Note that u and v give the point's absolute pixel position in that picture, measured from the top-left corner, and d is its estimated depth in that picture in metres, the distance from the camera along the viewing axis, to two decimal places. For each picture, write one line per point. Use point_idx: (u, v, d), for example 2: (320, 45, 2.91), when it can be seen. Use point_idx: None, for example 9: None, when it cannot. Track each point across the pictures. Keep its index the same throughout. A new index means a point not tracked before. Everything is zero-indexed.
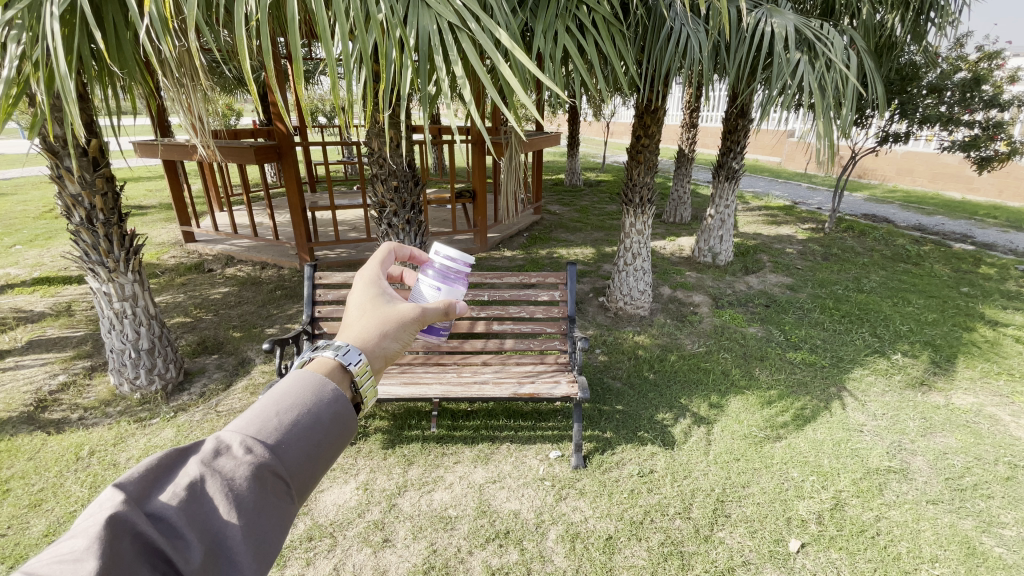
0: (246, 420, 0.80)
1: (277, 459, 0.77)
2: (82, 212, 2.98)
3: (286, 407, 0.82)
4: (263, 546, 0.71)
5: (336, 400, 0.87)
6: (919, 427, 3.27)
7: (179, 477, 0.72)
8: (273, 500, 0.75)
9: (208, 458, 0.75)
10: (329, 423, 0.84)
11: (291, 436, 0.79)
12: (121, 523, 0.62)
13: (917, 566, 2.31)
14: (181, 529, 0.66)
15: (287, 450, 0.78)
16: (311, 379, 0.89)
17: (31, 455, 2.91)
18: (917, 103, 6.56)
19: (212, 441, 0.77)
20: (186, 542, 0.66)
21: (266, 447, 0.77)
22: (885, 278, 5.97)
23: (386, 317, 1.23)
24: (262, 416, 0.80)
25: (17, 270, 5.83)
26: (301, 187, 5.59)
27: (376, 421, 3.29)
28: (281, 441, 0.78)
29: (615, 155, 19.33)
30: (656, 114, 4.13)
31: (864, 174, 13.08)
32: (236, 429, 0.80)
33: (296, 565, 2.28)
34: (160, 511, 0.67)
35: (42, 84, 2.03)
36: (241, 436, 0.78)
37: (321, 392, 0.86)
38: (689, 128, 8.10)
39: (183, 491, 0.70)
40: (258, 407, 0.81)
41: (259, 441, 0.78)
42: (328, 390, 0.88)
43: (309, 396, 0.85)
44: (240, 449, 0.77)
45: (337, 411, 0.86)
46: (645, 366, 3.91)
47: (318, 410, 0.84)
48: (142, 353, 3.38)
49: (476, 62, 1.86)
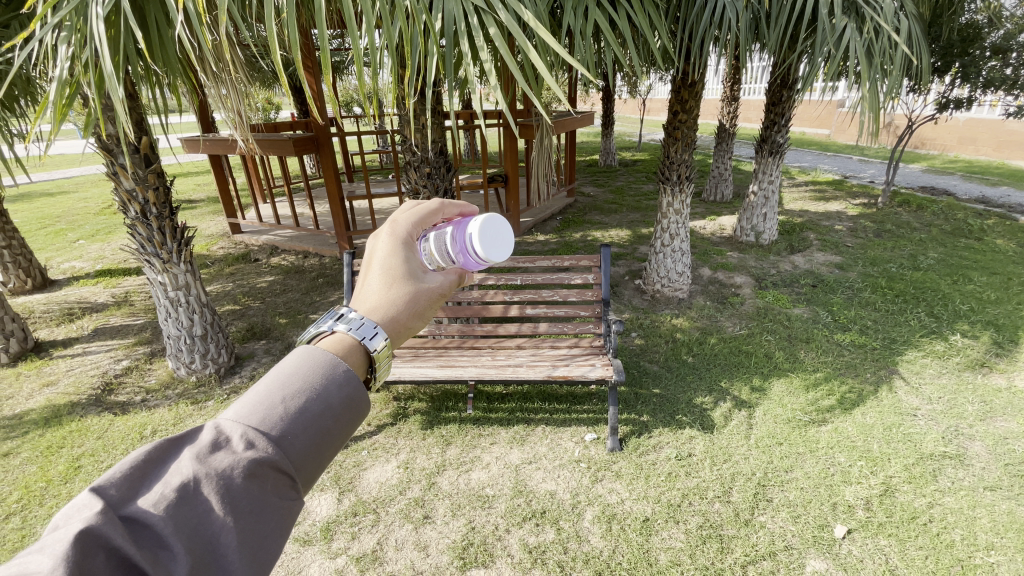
0: (250, 407, 0.74)
1: (279, 452, 0.72)
2: (137, 206, 3.16)
3: (292, 392, 0.76)
4: (262, 551, 0.66)
5: (347, 383, 0.81)
6: (978, 411, 3.09)
7: (168, 476, 0.68)
8: (277, 499, 0.70)
9: (203, 453, 0.71)
10: (342, 409, 0.78)
11: (295, 425, 0.73)
12: (95, 535, 0.58)
13: (971, 553, 2.21)
14: (166, 540, 0.62)
15: (290, 442, 0.72)
16: (326, 359, 0.83)
17: (100, 433, 3.15)
18: (979, 67, 6.01)
19: (209, 431, 0.73)
20: (171, 554, 0.61)
21: (269, 439, 0.72)
22: (945, 254, 5.60)
23: (412, 278, 1.16)
24: (267, 402, 0.74)
25: (82, 263, 6.25)
26: (339, 177, 5.71)
27: (415, 403, 3.39)
28: (285, 432, 0.72)
29: (653, 132, 18.78)
30: (693, 87, 3.95)
31: (922, 143, 12.22)
32: (237, 419, 0.74)
33: (342, 539, 2.40)
34: (143, 517, 0.63)
35: (93, 85, 2.14)
36: (240, 427, 0.73)
37: (334, 372, 0.81)
38: (729, 102, 7.77)
39: (171, 493, 0.66)
40: (260, 394, 0.75)
41: (262, 433, 0.72)
42: (343, 368, 0.82)
43: (316, 378, 0.79)
44: (241, 443, 0.71)
45: (349, 396, 0.80)
46: (683, 349, 3.84)
47: (330, 394, 0.78)
48: (196, 339, 3.58)
49: (502, 46, 1.83)
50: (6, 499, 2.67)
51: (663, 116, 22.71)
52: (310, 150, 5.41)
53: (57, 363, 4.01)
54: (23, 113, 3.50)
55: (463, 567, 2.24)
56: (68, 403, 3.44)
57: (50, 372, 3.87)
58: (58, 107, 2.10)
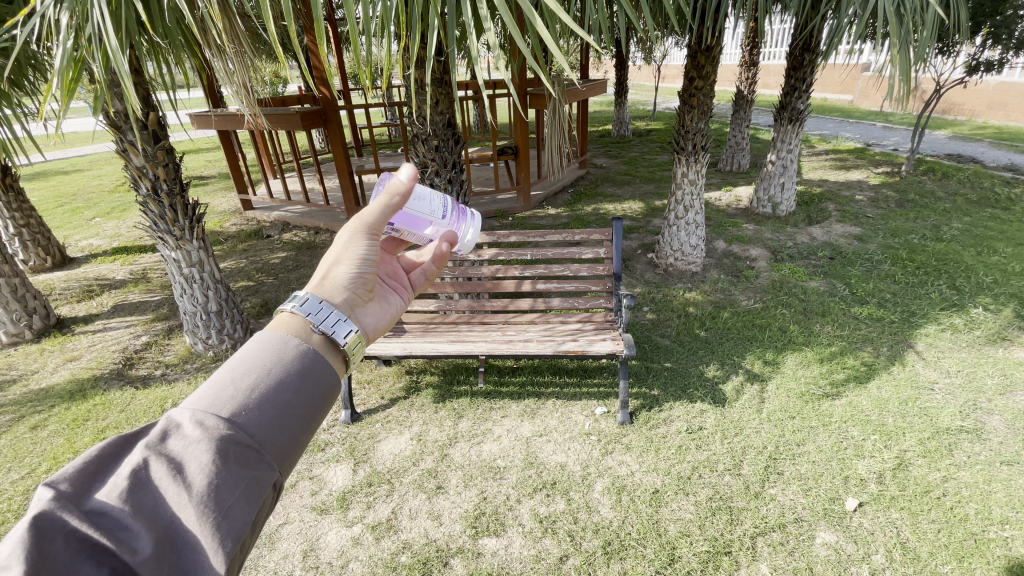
0: (201, 394, 0.82)
1: (236, 428, 0.78)
2: (148, 183, 3.16)
3: (242, 374, 0.84)
4: (229, 520, 0.73)
5: (301, 357, 0.90)
6: (998, 385, 3.03)
7: (123, 466, 0.74)
8: (240, 471, 0.76)
9: (157, 442, 0.77)
10: (296, 383, 0.87)
11: (249, 402, 0.81)
12: (51, 523, 0.64)
13: (985, 527, 2.20)
14: (127, 521, 0.68)
15: (245, 419, 0.80)
16: (274, 341, 0.92)
17: (123, 407, 3.24)
18: (1014, 26, 5.70)
19: (162, 422, 0.79)
20: (133, 535, 0.68)
21: (223, 418, 0.79)
22: (969, 224, 5.42)
23: (335, 251, 1.26)
24: (219, 386, 0.82)
25: (99, 241, 6.35)
26: (347, 151, 5.66)
27: (427, 377, 3.43)
28: (238, 409, 0.80)
29: (666, 101, 18.26)
30: (711, 52, 3.79)
31: (950, 109, 11.72)
32: (190, 408, 0.81)
33: (358, 508, 2.46)
34: (101, 506, 0.69)
35: (98, 61, 2.09)
36: (192, 412, 0.80)
37: (284, 353, 0.90)
38: (747, 67, 7.48)
39: (126, 481, 0.72)
40: (212, 380, 0.83)
41: (215, 413, 0.79)
42: (291, 348, 0.91)
43: (268, 358, 0.88)
44: (192, 426, 0.78)
45: (303, 369, 0.89)
46: (696, 323, 3.80)
47: (282, 372, 0.87)
48: (212, 315, 3.64)
49: (509, 19, 1.74)
50: (35, 470, 2.78)
51: (678, 84, 22.06)
52: (317, 125, 5.33)
53: (79, 339, 4.11)
54: (33, 90, 3.51)
55: (475, 536, 2.29)
56: (91, 378, 3.54)
57: (72, 348, 3.98)
58: (66, 84, 2.09)
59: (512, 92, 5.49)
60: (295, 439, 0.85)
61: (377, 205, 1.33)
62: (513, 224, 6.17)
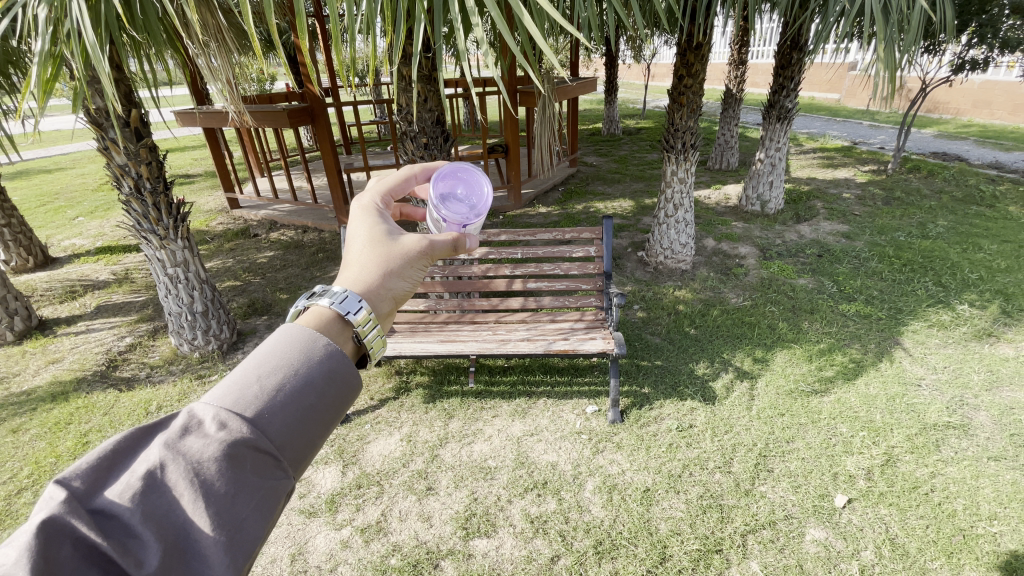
0: (224, 391, 0.79)
1: (255, 433, 0.75)
2: (130, 181, 3.09)
3: (268, 373, 0.81)
4: (240, 532, 0.70)
5: (327, 358, 0.86)
6: (983, 380, 3.07)
7: (138, 464, 0.71)
8: (254, 478, 0.74)
9: (174, 439, 0.74)
10: (320, 386, 0.83)
11: (272, 404, 0.78)
12: (61, 527, 0.61)
13: (973, 523, 2.22)
14: (136, 527, 0.65)
15: (266, 423, 0.76)
16: (301, 338, 0.88)
17: (106, 409, 3.18)
18: (997, 25, 5.77)
19: (183, 418, 0.76)
20: (142, 543, 0.65)
21: (245, 421, 0.76)
22: (955, 222, 5.49)
23: (389, 257, 1.21)
24: (242, 384, 0.79)
25: (82, 240, 6.22)
26: (336, 149, 5.59)
27: (417, 377, 3.40)
28: (260, 412, 0.77)
29: (655, 99, 18.30)
30: (700, 50, 3.78)
31: (935, 108, 11.86)
32: (210, 404, 0.78)
33: (347, 510, 2.43)
34: (112, 507, 0.66)
35: (77, 57, 2.03)
36: (214, 411, 0.76)
37: (311, 351, 0.86)
38: (736, 66, 7.51)
39: (140, 482, 0.69)
40: (236, 375, 0.80)
41: (237, 415, 0.76)
42: (319, 347, 0.87)
43: (294, 356, 0.84)
44: (213, 426, 0.75)
45: (329, 371, 0.84)
46: (686, 321, 3.81)
47: (308, 373, 0.83)
48: (197, 316, 3.57)
49: (498, 15, 1.69)
50: (16, 474, 2.72)
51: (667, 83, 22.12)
52: (305, 122, 5.26)
53: (61, 341, 4.02)
54: (12, 87, 3.43)
55: (466, 537, 2.27)
56: (74, 380, 3.47)
57: (54, 350, 3.89)
58: (43, 81, 2.03)
59: (503, 90, 5.45)
60: (311, 446, 0.82)
61: (445, 240, 1.35)
62: (503, 223, 6.15)
